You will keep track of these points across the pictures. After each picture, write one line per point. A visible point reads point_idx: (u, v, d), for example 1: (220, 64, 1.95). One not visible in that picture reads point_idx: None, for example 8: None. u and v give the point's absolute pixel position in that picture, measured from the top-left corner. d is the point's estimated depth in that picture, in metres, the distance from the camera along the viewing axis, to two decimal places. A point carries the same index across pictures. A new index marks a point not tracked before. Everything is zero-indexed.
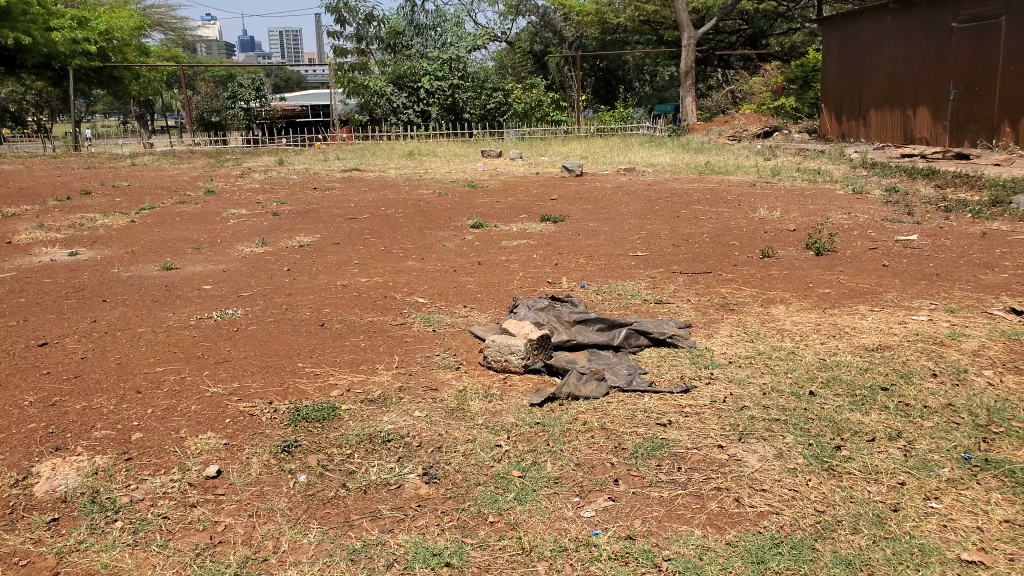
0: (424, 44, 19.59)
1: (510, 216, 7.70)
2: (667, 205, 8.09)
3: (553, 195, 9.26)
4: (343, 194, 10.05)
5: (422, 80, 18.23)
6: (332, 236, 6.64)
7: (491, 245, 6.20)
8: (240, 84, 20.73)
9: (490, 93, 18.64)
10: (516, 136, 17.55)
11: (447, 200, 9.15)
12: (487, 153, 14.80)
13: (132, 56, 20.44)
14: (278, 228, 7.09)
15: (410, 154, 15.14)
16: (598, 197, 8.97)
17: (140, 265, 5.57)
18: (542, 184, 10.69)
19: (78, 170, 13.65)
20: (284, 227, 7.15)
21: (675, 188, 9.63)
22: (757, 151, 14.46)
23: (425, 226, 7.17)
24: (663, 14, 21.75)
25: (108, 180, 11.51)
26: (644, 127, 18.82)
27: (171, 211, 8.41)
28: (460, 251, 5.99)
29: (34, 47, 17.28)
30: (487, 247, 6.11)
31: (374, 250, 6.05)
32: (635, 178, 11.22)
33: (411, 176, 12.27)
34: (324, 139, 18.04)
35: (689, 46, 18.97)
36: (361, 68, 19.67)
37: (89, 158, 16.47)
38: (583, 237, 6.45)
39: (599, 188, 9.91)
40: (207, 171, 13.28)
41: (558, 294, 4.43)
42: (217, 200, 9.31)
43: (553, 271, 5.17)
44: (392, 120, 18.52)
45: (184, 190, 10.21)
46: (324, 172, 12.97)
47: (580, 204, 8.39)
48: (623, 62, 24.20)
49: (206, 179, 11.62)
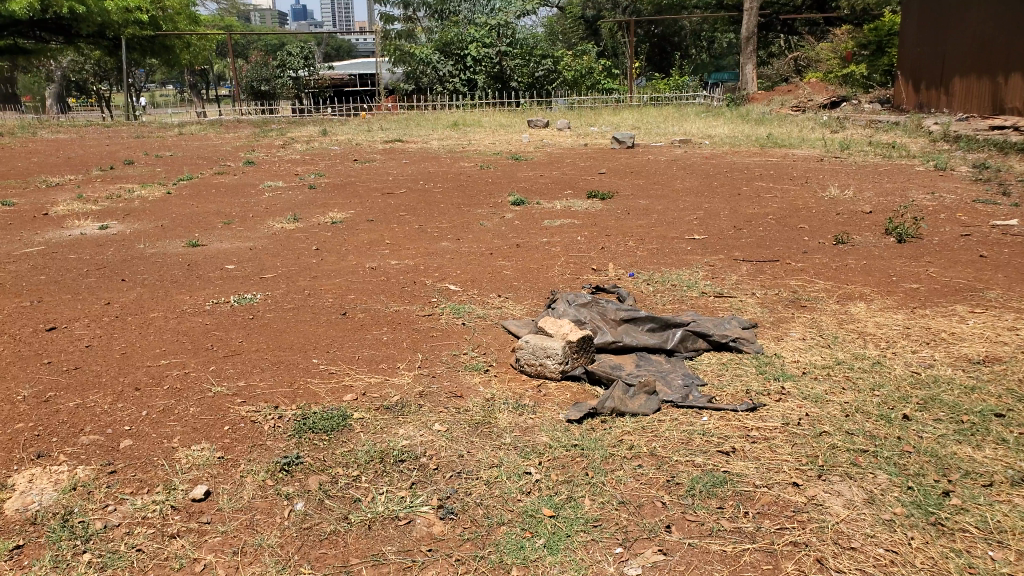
0: (473, 9, 18.78)
1: (555, 192, 7.22)
2: (724, 182, 7.52)
3: (602, 169, 8.74)
4: (384, 166, 9.75)
5: (469, 48, 17.59)
6: (367, 212, 6.31)
7: (532, 224, 5.78)
8: (289, 51, 20.37)
9: (540, 60, 17.89)
10: (564, 106, 16.94)
11: (488, 174, 8.74)
12: (533, 124, 14.26)
13: (183, 25, 20.36)
14: (312, 202, 6.83)
15: (455, 124, 14.74)
16: (650, 171, 8.43)
17: (168, 241, 5.30)
18: (590, 157, 10.17)
19: (126, 139, 13.68)
20: (318, 201, 6.86)
21: (734, 163, 8.99)
22: (820, 123, 13.59)
23: (463, 202, 6.78)
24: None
25: (153, 149, 11.42)
26: (700, 97, 17.97)
27: (209, 182, 8.24)
28: (499, 231, 5.59)
29: (89, 15, 17.31)
30: (528, 227, 5.69)
31: (408, 228, 5.70)
32: (691, 151, 10.59)
33: (454, 148, 11.87)
34: (370, 109, 17.76)
35: (750, 12, 17.95)
36: (408, 36, 19.29)
37: (140, 127, 16.57)
38: (634, 216, 5.98)
39: (651, 162, 9.35)
40: (251, 140, 13.15)
41: (603, 284, 4.03)
42: (255, 171, 9.07)
43: (598, 254, 4.73)
44: (439, 89, 18.08)
45: (224, 160, 10.03)
46: (366, 143, 12.68)
47: (630, 180, 7.86)
48: (679, 29, 23.09)
49: (247, 149, 11.46)
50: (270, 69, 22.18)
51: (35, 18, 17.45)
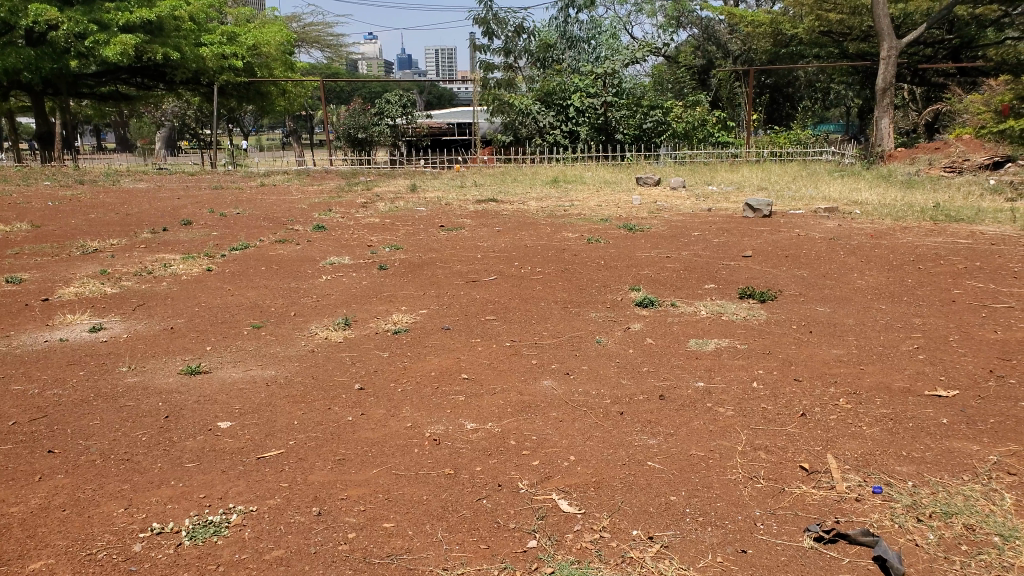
0: (576, 58, 17.70)
1: (693, 287, 5.46)
2: (923, 277, 5.53)
3: (747, 248, 6.90)
4: (473, 236, 8.32)
5: (572, 97, 16.34)
6: (445, 312, 4.83)
7: (673, 346, 4.05)
8: (388, 100, 19.74)
9: (648, 111, 16.28)
10: (673, 160, 15.29)
11: (597, 252, 7.08)
12: (642, 181, 12.58)
13: (279, 72, 20.02)
14: (362, 294, 5.40)
15: (553, 180, 13.25)
16: (810, 256, 6.55)
17: (170, 359, 4.05)
18: (717, 228, 8.36)
19: (205, 193, 13.08)
20: (367, 294, 5.41)
21: (915, 245, 6.92)
22: (992, 188, 11.27)
23: (571, 299, 5.15)
24: (848, 24, 17.92)
25: (219, 209, 10.60)
26: (829, 152, 15.93)
27: (268, 257, 7.11)
28: (623, 355, 3.90)
29: (184, 62, 17.22)
30: (668, 350, 3.98)
31: (502, 347, 4.08)
32: (846, 225, 8.54)
33: (552, 210, 10.34)
34: (464, 162, 16.57)
35: (890, 58, 15.65)
36: (507, 85, 18.04)
37: (223, 178, 16.10)
38: (820, 339, 4.09)
39: (801, 240, 7.44)
40: (331, 196, 12.12)
41: (861, 534, 2.18)
42: (322, 241, 8.02)
43: (803, 432, 2.85)
44: (538, 141, 16.70)
45: (292, 225, 9.05)
46: (456, 202, 11.42)
47: (784, 269, 6.00)
48: (792, 79, 20.96)
49: (323, 210, 10.40)
50: (368, 115, 20.19)
51: (134, 64, 17.48)
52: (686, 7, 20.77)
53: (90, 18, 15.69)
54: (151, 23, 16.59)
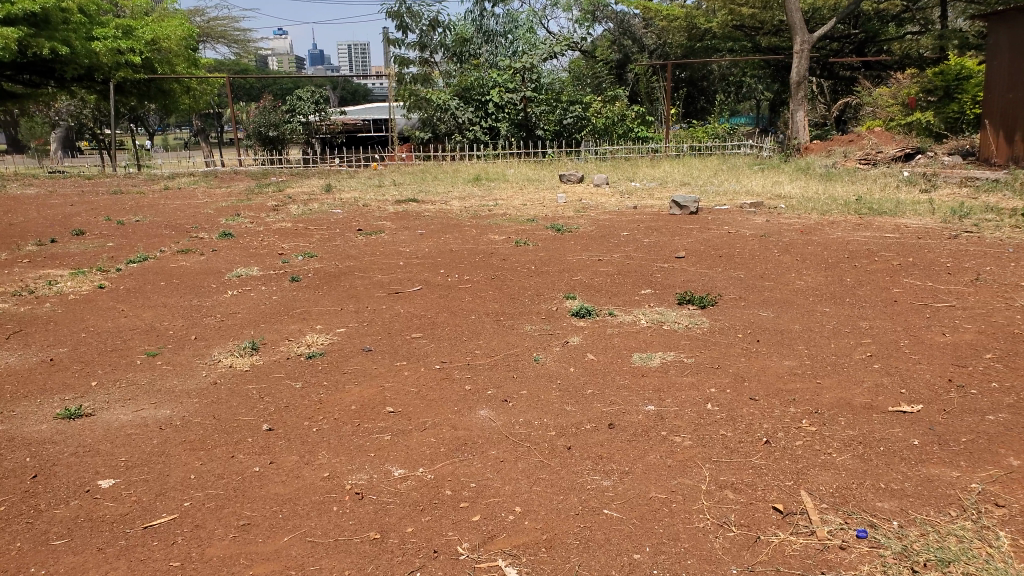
0: (493, 53, 17.23)
1: (631, 293, 5.22)
2: (860, 276, 5.43)
3: (679, 248, 6.72)
4: (395, 240, 7.88)
5: (490, 93, 15.96)
6: (367, 330, 4.42)
7: (613, 362, 3.77)
8: (298, 96, 18.89)
9: (567, 106, 16.19)
10: (595, 156, 15.18)
11: (526, 256, 6.76)
12: (566, 178, 12.34)
13: (182, 68, 18.92)
14: (270, 313, 4.91)
15: (475, 178, 12.88)
16: (744, 254, 6.41)
17: (45, 401, 3.46)
18: (647, 227, 8.17)
19: (102, 199, 12.16)
20: (276, 313, 4.92)
21: (845, 241, 6.90)
22: (907, 180, 11.56)
23: (501, 311, 4.81)
24: (761, 19, 18.27)
25: (116, 217, 9.79)
26: (746, 146, 16.21)
27: (168, 271, 6.50)
28: (564, 374, 3.60)
29: (76, 58, 15.99)
30: (609, 366, 3.71)
31: (432, 372, 3.68)
32: (774, 220, 8.50)
33: (477, 210, 9.98)
34: (381, 160, 16.00)
35: (803, 52, 15.86)
36: (424, 80, 17.35)
37: (123, 182, 15.04)
38: (771, 351, 3.89)
39: (732, 237, 7.32)
40: (241, 200, 11.44)
41: None
42: (229, 251, 7.43)
43: (769, 463, 2.60)
44: (457, 138, 16.33)
45: (196, 234, 8.42)
46: (375, 203, 10.89)
47: (719, 269, 5.84)
48: (707, 72, 21.30)
49: (232, 216, 9.75)
50: (279, 112, 19.32)
51: (21, 60, 16.12)
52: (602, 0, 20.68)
53: None
54: (37, 16, 15.26)
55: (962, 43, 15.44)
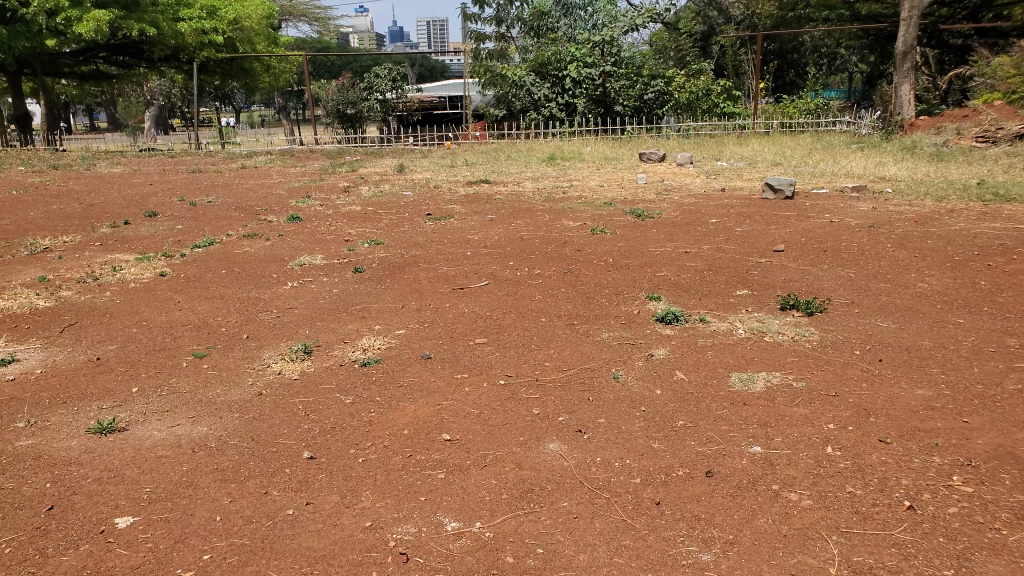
0: (572, 26, 16.88)
1: (724, 293, 4.64)
2: (999, 278, 4.67)
3: (776, 240, 6.04)
4: (464, 226, 7.49)
5: (568, 67, 15.26)
6: (430, 334, 4.05)
7: (701, 385, 3.28)
8: (376, 73, 18.67)
9: (648, 81, 15.37)
10: (677, 134, 14.41)
11: (604, 245, 6.23)
12: (646, 157, 11.64)
13: (262, 47, 18.95)
14: (326, 312, 4.57)
15: (551, 157, 12.33)
16: (852, 248, 5.69)
17: (82, 409, 3.12)
18: (737, 213, 7.48)
19: (180, 178, 12.30)
20: (332, 311, 4.58)
21: (970, 233, 6.07)
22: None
23: (580, 312, 4.34)
24: None
25: (190, 198, 9.79)
26: (843, 123, 15.00)
27: (230, 258, 6.29)
28: (647, 398, 3.15)
29: (162, 38, 16.20)
30: (697, 389, 3.23)
31: (500, 390, 3.26)
32: (881, 207, 7.67)
33: (552, 192, 9.48)
34: (454, 138, 15.65)
35: (909, 20, 14.46)
36: (500, 56, 16.86)
37: (202, 161, 15.24)
38: (899, 376, 3.25)
39: (834, 228, 6.59)
40: (313, 180, 11.33)
41: None
42: (295, 235, 7.21)
43: (917, 540, 2.12)
44: (532, 116, 15.77)
45: (264, 217, 8.29)
46: (446, 184, 10.53)
47: (823, 267, 5.16)
48: (798, 44, 20.02)
49: (301, 198, 9.59)
50: (357, 89, 19.29)
51: (111, 41, 16.46)
52: None
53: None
54: None
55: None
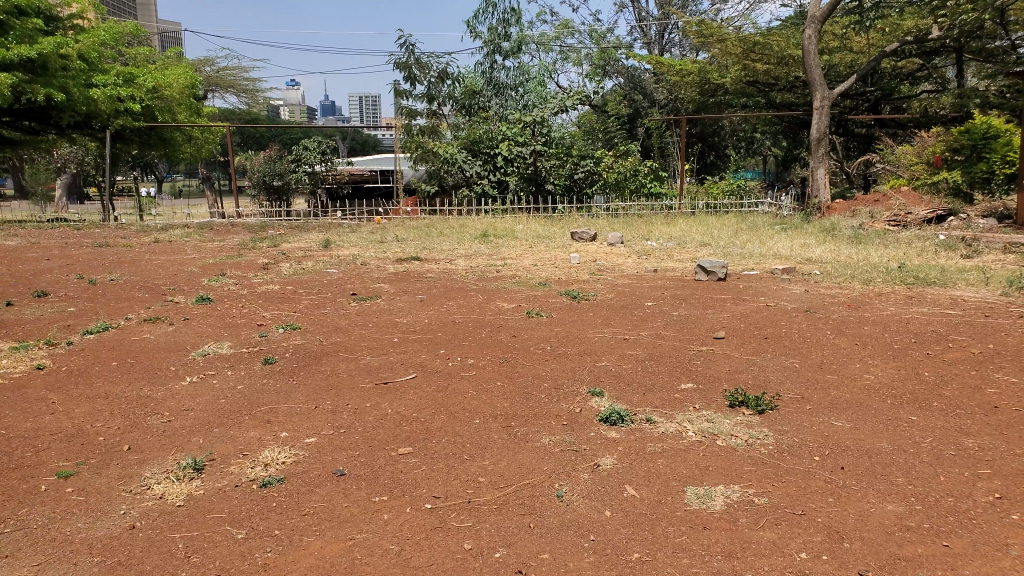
0: (503, 105, 17.01)
1: (670, 388, 4.36)
2: (943, 369, 4.58)
3: (716, 326, 5.88)
4: (391, 307, 7.06)
5: (499, 146, 15.37)
6: (350, 443, 3.54)
7: (652, 501, 2.90)
8: (304, 146, 18.31)
9: (577, 161, 15.48)
10: (608, 213, 14.49)
11: (540, 330, 5.91)
12: (577, 237, 11.57)
13: (183, 115, 18.45)
14: (225, 415, 4.00)
15: (483, 234, 12.08)
16: (792, 335, 5.56)
17: None
18: (672, 296, 7.35)
19: (82, 252, 11.45)
20: (232, 414, 4.01)
21: (903, 319, 6.09)
22: (945, 243, 10.82)
23: (519, 412, 3.93)
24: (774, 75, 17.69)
25: (90, 274, 9.03)
26: (765, 204, 15.48)
27: (124, 346, 5.63)
28: (592, 522, 2.76)
29: (72, 105, 15.54)
30: (647, 508, 2.85)
31: (427, 520, 2.78)
32: (812, 290, 7.72)
33: (483, 270, 9.20)
34: (384, 214, 15.31)
35: (822, 109, 15.27)
36: (432, 132, 16.56)
37: (110, 232, 14.34)
38: (868, 489, 2.95)
39: (771, 312, 6.50)
40: (230, 256, 10.72)
41: None
42: (203, 319, 6.61)
43: None
44: (465, 192, 15.70)
45: (170, 297, 7.64)
46: (373, 261, 10.11)
47: (766, 356, 4.98)
48: (718, 128, 20.86)
49: (215, 275, 8.98)
50: (284, 161, 18.51)
51: (15, 106, 15.69)
52: (612, 56, 20.49)
53: None
54: (34, 62, 14.85)
55: (981, 102, 14.82)
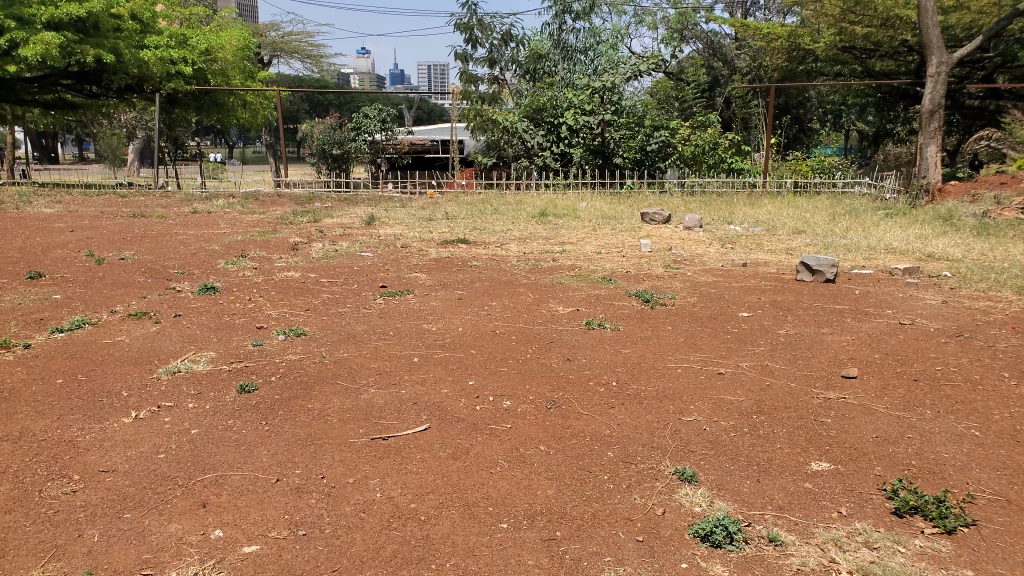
0: (571, 70, 15.33)
1: (794, 469, 3.00)
2: None
3: (842, 357, 4.41)
4: (423, 307, 5.81)
5: (564, 114, 13.86)
6: (318, 556, 2.37)
7: None
8: (365, 113, 16.98)
9: (651, 132, 13.83)
10: (679, 190, 12.98)
11: (606, 352, 4.55)
12: (649, 218, 10.14)
13: (237, 81, 17.54)
14: (149, 488, 2.81)
15: (541, 213, 10.73)
16: (955, 379, 4.06)
17: None
18: (771, 303, 5.88)
19: (113, 223, 10.68)
20: (159, 487, 2.83)
21: None
22: None
23: (564, 502, 2.72)
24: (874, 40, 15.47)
25: (103, 251, 8.15)
26: (861, 184, 13.66)
27: (85, 354, 4.55)
28: None
29: (124, 67, 14.64)
30: None
31: None
32: (954, 300, 6.10)
33: (541, 258, 7.89)
34: (438, 186, 14.11)
35: (939, 74, 13.08)
36: (493, 100, 15.22)
37: (152, 202, 13.63)
38: None
39: (909, 334, 4.97)
40: (262, 232, 9.71)
41: None
42: (201, 317, 5.56)
43: None
44: (524, 164, 14.28)
45: (175, 285, 6.63)
46: (415, 243, 8.92)
47: (924, 416, 3.56)
48: (804, 99, 18.81)
49: (234, 258, 7.94)
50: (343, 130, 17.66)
51: (69, 70, 14.98)
52: (692, 18, 18.69)
53: (8, 13, 13.28)
54: (84, 21, 14.07)
55: None
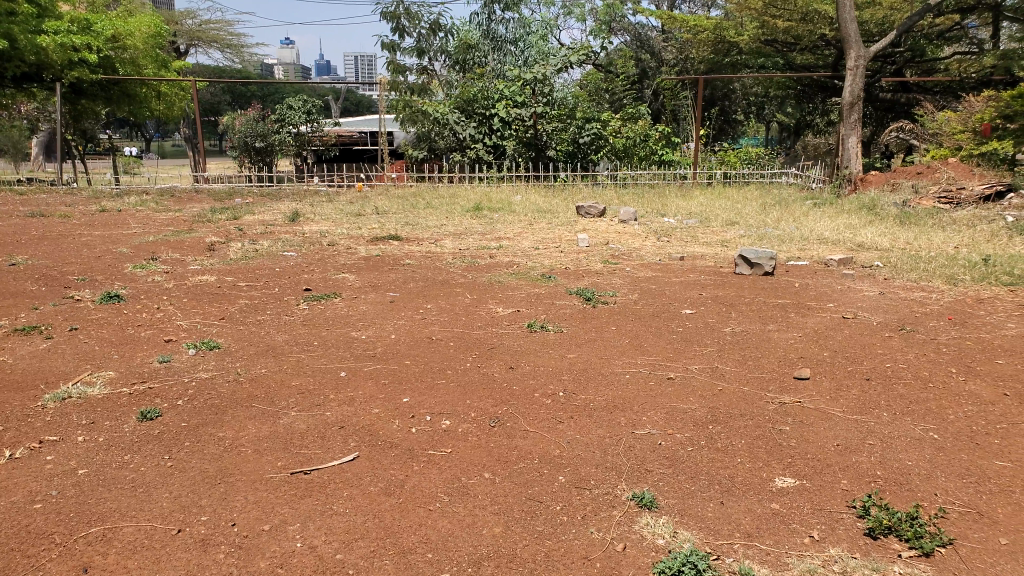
0: (500, 61, 14.93)
1: (758, 488, 2.81)
2: None
3: (791, 356, 4.28)
4: (351, 312, 5.41)
5: (495, 106, 13.48)
6: None
7: None
8: (289, 104, 16.25)
9: (583, 124, 13.62)
10: (612, 183, 12.85)
11: (550, 358, 4.27)
12: (585, 211, 9.93)
13: (149, 70, 16.46)
14: (16, 550, 2.48)
15: (475, 207, 10.39)
16: (905, 376, 3.96)
17: None
18: (713, 299, 5.74)
19: (7, 224, 9.77)
20: (30, 547, 2.50)
21: None
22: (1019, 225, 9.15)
23: (492, 540, 2.51)
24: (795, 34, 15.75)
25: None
26: (788, 175, 13.89)
27: None
28: None
29: (19, 53, 13.44)
30: None
31: None
32: (890, 290, 6.11)
33: (476, 254, 7.57)
34: (368, 179, 13.58)
35: (856, 69, 13.36)
36: (422, 91, 14.73)
37: (54, 200, 12.61)
38: None
39: (853, 328, 4.89)
40: (176, 231, 9.03)
41: None
42: (103, 329, 5.01)
43: None
44: (456, 157, 13.87)
45: (73, 293, 6.00)
46: (343, 240, 8.45)
47: (882, 419, 3.42)
48: (730, 91, 19.09)
49: (143, 261, 7.30)
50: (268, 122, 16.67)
51: None
52: (619, 10, 18.48)
53: None
54: None
55: None
